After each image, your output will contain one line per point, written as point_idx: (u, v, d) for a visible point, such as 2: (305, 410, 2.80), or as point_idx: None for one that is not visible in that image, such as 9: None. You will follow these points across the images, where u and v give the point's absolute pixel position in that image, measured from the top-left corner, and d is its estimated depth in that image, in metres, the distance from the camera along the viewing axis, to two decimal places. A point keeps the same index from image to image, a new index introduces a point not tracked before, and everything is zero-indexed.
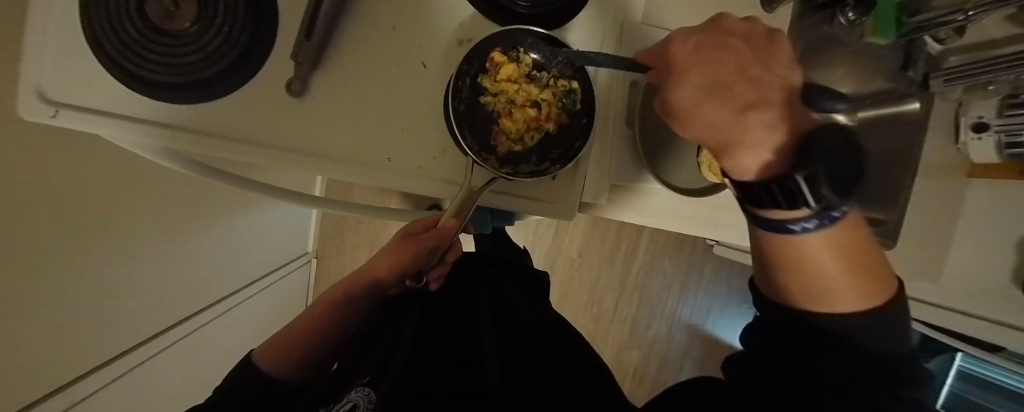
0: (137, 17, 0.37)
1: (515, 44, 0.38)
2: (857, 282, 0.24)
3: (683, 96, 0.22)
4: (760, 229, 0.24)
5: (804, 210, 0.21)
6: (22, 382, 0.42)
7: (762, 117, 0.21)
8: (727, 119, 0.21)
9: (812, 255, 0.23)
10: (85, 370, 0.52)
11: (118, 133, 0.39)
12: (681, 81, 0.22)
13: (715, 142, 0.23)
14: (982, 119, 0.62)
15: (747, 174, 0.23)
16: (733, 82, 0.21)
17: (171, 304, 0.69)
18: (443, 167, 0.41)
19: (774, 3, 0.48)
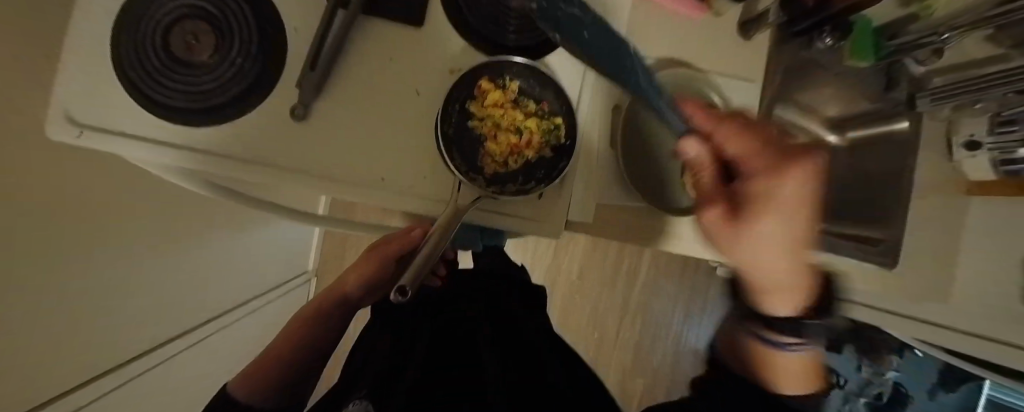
0: (163, 50, 0.41)
1: (501, 73, 0.41)
2: (806, 381, 0.31)
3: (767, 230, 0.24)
4: (765, 339, 0.30)
5: (803, 339, 0.29)
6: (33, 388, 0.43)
7: (797, 279, 0.27)
8: (786, 253, 0.25)
9: (788, 361, 0.30)
10: (81, 380, 0.51)
11: (134, 153, 0.42)
12: (769, 220, 0.24)
13: (761, 278, 0.27)
14: (975, 137, 0.67)
15: (783, 308, 0.28)
16: (799, 242, 0.25)
17: (170, 308, 0.71)
18: (433, 186, 0.43)
19: (750, 31, 0.52)
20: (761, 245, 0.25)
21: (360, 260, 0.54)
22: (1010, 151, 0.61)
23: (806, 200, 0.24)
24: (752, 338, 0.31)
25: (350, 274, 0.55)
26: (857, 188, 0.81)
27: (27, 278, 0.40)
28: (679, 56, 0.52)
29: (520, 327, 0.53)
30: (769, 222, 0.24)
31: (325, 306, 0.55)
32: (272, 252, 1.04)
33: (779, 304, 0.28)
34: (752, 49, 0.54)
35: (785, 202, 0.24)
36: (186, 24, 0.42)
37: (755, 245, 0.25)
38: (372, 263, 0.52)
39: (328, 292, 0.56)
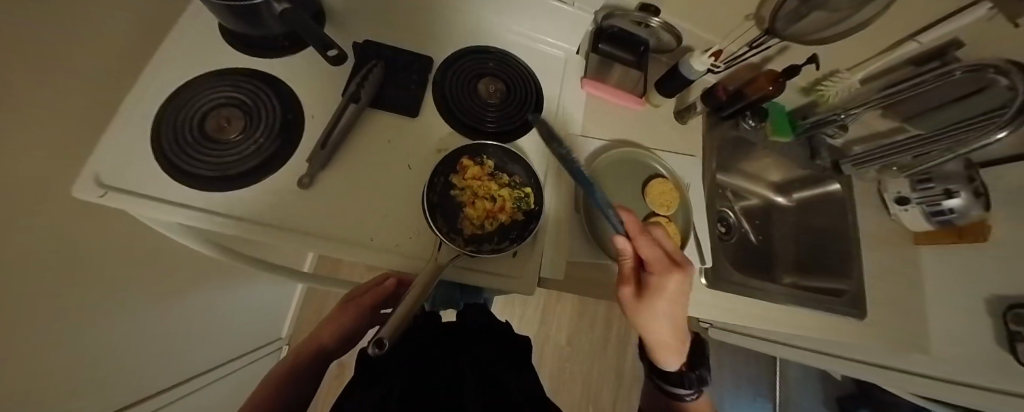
0: (199, 131, 0.50)
1: (479, 154, 0.51)
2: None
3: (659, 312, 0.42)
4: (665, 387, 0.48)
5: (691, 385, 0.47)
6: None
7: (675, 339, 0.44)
8: (668, 323, 0.43)
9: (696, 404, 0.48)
10: None
11: (143, 210, 0.45)
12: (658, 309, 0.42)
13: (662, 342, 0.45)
14: (903, 194, 0.80)
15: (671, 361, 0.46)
16: (674, 320, 0.43)
17: (159, 365, 0.64)
18: (418, 245, 0.49)
19: (685, 115, 0.66)
20: (653, 315, 0.42)
21: (333, 314, 0.53)
22: (937, 203, 0.74)
23: (674, 294, 0.41)
24: (655, 378, 0.49)
25: (325, 323, 0.53)
26: (817, 243, 0.86)
27: (31, 328, 0.40)
28: (629, 137, 0.63)
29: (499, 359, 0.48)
30: (659, 308, 0.42)
31: (299, 364, 0.47)
32: (264, 315, 1.03)
33: (671, 362, 0.46)
34: (688, 130, 0.67)
35: (664, 293, 0.41)
36: (222, 111, 0.52)
37: (648, 314, 0.42)
38: (348, 315, 0.52)
39: (298, 348, 0.50)
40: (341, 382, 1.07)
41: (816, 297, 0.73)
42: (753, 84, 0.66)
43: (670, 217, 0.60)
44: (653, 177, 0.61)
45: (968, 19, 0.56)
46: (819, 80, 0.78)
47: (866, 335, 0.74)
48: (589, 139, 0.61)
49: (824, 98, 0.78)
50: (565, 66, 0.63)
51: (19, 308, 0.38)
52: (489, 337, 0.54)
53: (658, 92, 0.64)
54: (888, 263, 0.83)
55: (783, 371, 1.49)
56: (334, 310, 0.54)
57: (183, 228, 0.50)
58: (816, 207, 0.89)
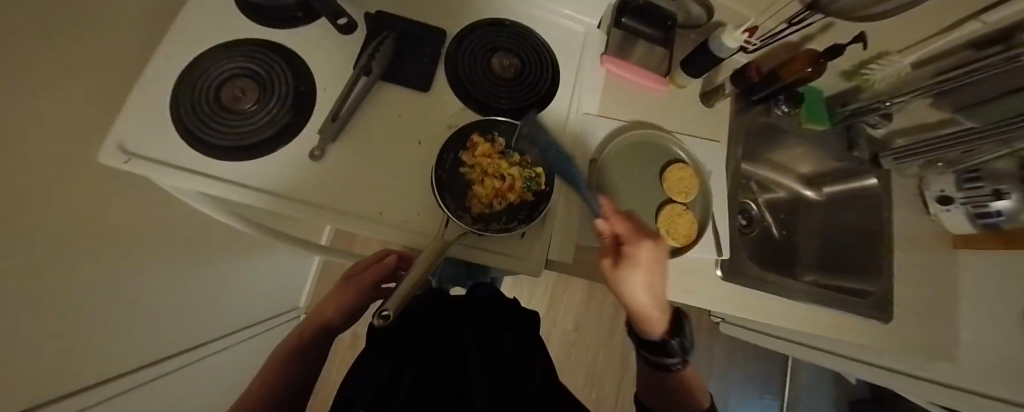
0: (214, 101, 0.50)
1: (491, 131, 0.49)
2: (699, 392, 0.45)
3: (639, 273, 0.40)
4: (650, 364, 0.45)
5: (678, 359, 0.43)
6: (71, 378, 0.44)
7: (657, 303, 0.42)
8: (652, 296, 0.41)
9: (686, 380, 0.44)
10: (108, 375, 0.50)
11: (162, 176, 0.46)
12: (638, 270, 0.40)
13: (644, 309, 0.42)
14: (945, 193, 0.76)
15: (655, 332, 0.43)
16: (654, 283, 0.41)
17: (182, 327, 0.68)
18: (426, 222, 0.49)
19: (710, 99, 0.62)
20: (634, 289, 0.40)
21: (333, 291, 0.53)
22: (983, 204, 0.70)
23: (650, 263, 0.40)
24: (647, 363, 0.45)
25: (326, 299, 0.53)
26: (845, 241, 0.82)
27: (59, 284, 0.42)
28: (649, 119, 0.60)
29: (505, 340, 0.46)
30: (639, 269, 0.40)
31: (304, 342, 0.47)
32: (281, 286, 1.07)
33: (653, 331, 0.43)
34: (714, 114, 0.63)
35: (641, 264, 0.39)
36: (237, 81, 0.52)
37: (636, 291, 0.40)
38: (351, 292, 0.52)
39: (302, 324, 0.50)
40: (357, 351, 1.11)
41: (840, 297, 0.69)
42: (789, 66, 0.61)
43: (687, 205, 0.57)
44: (671, 163, 0.58)
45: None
46: (864, 62, 0.71)
47: (891, 339, 0.70)
48: (606, 121, 0.58)
49: (869, 84, 0.73)
50: (585, 43, 0.60)
51: (47, 265, 0.40)
52: (499, 316, 0.53)
53: (683, 72, 0.60)
54: (922, 265, 0.78)
55: (795, 371, 1.46)
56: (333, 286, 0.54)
57: (203, 197, 0.52)
58: (847, 203, 0.84)
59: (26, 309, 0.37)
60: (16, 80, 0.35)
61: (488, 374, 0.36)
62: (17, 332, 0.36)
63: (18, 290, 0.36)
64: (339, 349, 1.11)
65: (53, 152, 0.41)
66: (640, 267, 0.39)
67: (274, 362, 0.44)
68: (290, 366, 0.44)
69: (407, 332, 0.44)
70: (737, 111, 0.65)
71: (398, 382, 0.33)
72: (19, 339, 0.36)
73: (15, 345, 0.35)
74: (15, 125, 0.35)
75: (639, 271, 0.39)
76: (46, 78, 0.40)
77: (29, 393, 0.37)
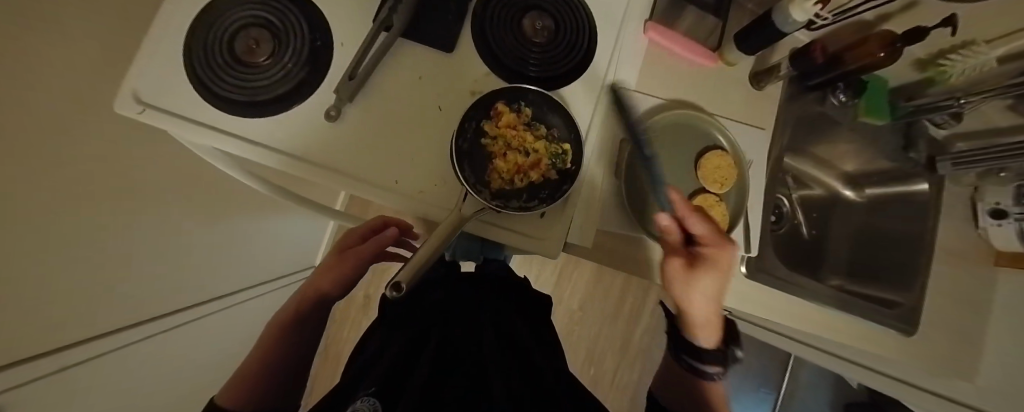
0: (227, 51, 0.47)
1: (517, 100, 0.45)
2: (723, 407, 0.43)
3: (711, 273, 0.38)
4: (688, 368, 0.43)
5: (717, 367, 0.41)
6: (79, 326, 0.45)
7: (715, 309, 0.40)
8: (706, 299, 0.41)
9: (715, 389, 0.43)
10: (114, 328, 0.52)
11: (178, 130, 0.45)
12: (710, 269, 0.38)
13: (703, 311, 0.39)
14: (1000, 205, 0.69)
15: (704, 336, 0.41)
16: (721, 287, 0.39)
17: (186, 283, 0.69)
18: (441, 194, 0.46)
19: (761, 82, 0.56)
20: (693, 290, 0.38)
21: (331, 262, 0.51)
22: None
23: (723, 268, 0.38)
24: (682, 364, 0.44)
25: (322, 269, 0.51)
26: (880, 248, 0.77)
27: (67, 236, 0.42)
28: (690, 98, 0.55)
29: (515, 327, 0.45)
30: (712, 269, 0.38)
31: (303, 313, 0.46)
32: (295, 245, 1.08)
33: (704, 333, 0.41)
34: (761, 97, 0.58)
35: (713, 264, 0.38)
36: (250, 31, 0.48)
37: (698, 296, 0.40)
38: (349, 263, 0.50)
39: (301, 292, 0.48)
40: (368, 311, 1.14)
41: (867, 307, 0.65)
42: (856, 49, 0.54)
43: (721, 197, 0.52)
44: (709, 150, 0.53)
45: None
46: (946, 52, 0.63)
47: (908, 354, 0.67)
48: (642, 97, 0.53)
49: (945, 77, 0.63)
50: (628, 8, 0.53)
51: (56, 217, 0.40)
52: (508, 296, 0.53)
53: (735, 49, 0.53)
54: (957, 282, 0.73)
55: (795, 370, 1.44)
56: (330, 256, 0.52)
57: (219, 154, 0.51)
58: (890, 207, 0.78)
59: (32, 261, 0.37)
60: (21, 21, 0.33)
61: (501, 366, 0.35)
62: (26, 285, 0.36)
63: (25, 243, 0.36)
64: (351, 308, 1.14)
65: (63, 99, 0.40)
66: (713, 266, 0.38)
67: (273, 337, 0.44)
68: (288, 340, 0.44)
69: (411, 311, 0.43)
70: (787, 96, 0.59)
71: (409, 368, 0.32)
72: (27, 289, 0.36)
73: (25, 297, 0.36)
74: (20, 73, 0.33)
75: (712, 270, 0.38)
76: (52, 19, 0.37)
77: (39, 337, 0.38)
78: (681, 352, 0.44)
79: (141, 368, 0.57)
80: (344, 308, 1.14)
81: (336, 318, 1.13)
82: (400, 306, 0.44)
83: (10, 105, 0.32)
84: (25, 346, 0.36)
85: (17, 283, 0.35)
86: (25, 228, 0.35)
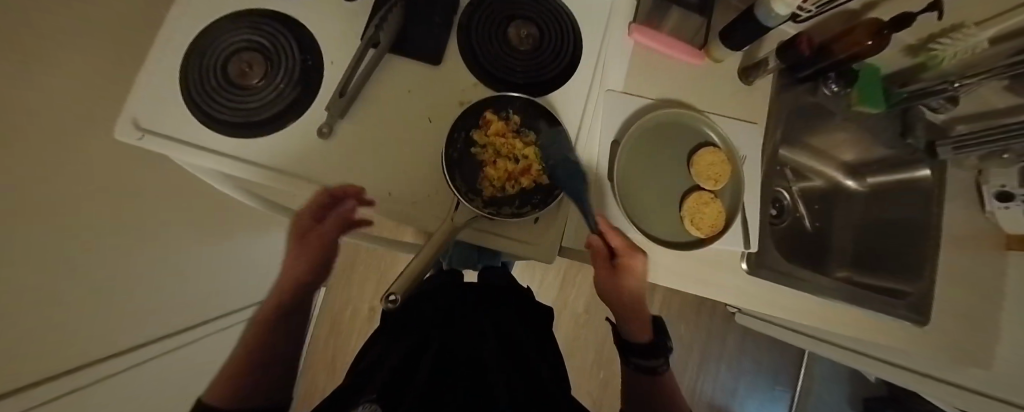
0: (222, 75, 0.48)
1: (506, 108, 0.46)
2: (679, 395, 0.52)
3: (638, 278, 0.47)
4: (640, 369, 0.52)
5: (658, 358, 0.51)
6: (76, 354, 0.46)
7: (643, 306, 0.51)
8: (626, 296, 0.50)
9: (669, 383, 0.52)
10: (110, 353, 0.52)
11: (177, 154, 0.46)
12: (637, 276, 0.46)
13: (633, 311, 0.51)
14: (1006, 188, 0.69)
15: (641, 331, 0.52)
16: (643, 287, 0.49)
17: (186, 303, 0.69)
18: (434, 203, 0.47)
19: (750, 76, 0.56)
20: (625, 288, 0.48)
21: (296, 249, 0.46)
22: None
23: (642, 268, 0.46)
24: (633, 368, 0.52)
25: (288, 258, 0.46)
26: (885, 236, 0.76)
27: (65, 264, 0.43)
28: (680, 96, 0.55)
29: (514, 330, 0.45)
30: (637, 276, 0.46)
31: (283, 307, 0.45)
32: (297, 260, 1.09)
33: (641, 329, 0.53)
34: (752, 92, 0.58)
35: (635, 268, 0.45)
36: (244, 54, 0.49)
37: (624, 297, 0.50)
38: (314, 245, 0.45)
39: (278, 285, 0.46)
40: (372, 324, 1.14)
41: (875, 298, 0.64)
42: (843, 39, 0.54)
43: (715, 194, 0.52)
44: (702, 146, 0.53)
45: None
46: (936, 36, 0.63)
47: (919, 344, 0.65)
48: (632, 98, 0.53)
49: (937, 61, 0.62)
50: (612, 10, 0.54)
51: (53, 245, 0.41)
52: (508, 299, 0.53)
53: (722, 45, 0.53)
54: (969, 268, 0.71)
55: (810, 366, 1.41)
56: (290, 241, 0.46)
57: (217, 174, 0.52)
58: (893, 194, 0.77)
59: (28, 291, 0.37)
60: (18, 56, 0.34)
61: (504, 368, 0.36)
62: (20, 315, 0.36)
63: (20, 273, 0.36)
64: (356, 322, 1.14)
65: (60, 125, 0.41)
66: (637, 272, 0.46)
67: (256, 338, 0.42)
68: (272, 343, 0.43)
69: (411, 315, 0.43)
70: (779, 89, 0.59)
71: (409, 375, 0.32)
72: (23, 319, 0.37)
73: (20, 327, 0.36)
74: (12, 105, 0.34)
75: (638, 276, 0.46)
76: (52, 54, 0.39)
77: (39, 366, 0.39)
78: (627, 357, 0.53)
79: (138, 392, 0.57)
80: (350, 320, 1.14)
81: (341, 332, 1.13)
82: (400, 312, 0.44)
83: (11, 130, 0.33)
84: (21, 376, 0.36)
85: (14, 312, 0.35)
86: (21, 258, 0.36)
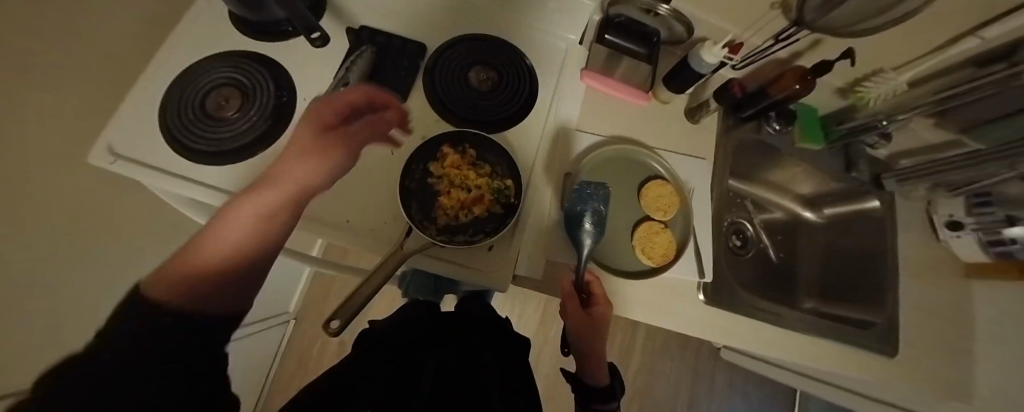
0: (199, 107, 0.51)
1: (462, 142, 0.49)
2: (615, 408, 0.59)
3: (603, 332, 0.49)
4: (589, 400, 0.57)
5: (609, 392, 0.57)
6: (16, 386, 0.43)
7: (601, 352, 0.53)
8: (590, 342, 0.51)
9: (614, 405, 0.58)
10: None
11: (147, 179, 0.48)
12: (603, 330, 0.49)
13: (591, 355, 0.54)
14: (955, 217, 0.71)
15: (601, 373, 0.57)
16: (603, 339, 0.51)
17: None
18: (392, 231, 0.48)
19: (696, 115, 0.61)
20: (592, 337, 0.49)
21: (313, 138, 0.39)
22: (997, 230, 0.66)
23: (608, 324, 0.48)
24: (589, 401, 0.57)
25: (305, 139, 0.39)
26: (846, 265, 0.78)
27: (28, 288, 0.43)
28: (632, 132, 0.59)
29: (489, 345, 0.51)
30: (605, 330, 0.49)
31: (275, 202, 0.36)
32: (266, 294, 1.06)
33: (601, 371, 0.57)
34: (702, 129, 0.62)
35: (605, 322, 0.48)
36: (223, 89, 0.53)
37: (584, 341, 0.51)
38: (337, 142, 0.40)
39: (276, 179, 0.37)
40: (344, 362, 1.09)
41: (838, 327, 0.65)
42: (777, 82, 0.60)
43: (666, 224, 0.55)
44: (651, 179, 0.57)
45: (965, 48, 0.55)
46: (859, 79, 0.69)
47: (898, 376, 0.65)
48: (585, 135, 0.57)
49: (864, 102, 0.70)
50: (566, 57, 0.59)
51: (16, 270, 0.41)
52: (496, 330, 0.55)
53: (667, 87, 0.59)
54: (937, 296, 0.72)
55: (803, 404, 1.37)
56: (314, 124, 0.40)
57: (186, 200, 0.53)
58: (850, 225, 0.80)
59: None
60: None
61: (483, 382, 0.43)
62: None
63: None
64: (327, 359, 1.09)
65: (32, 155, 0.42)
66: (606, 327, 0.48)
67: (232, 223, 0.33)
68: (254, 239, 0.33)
69: (399, 333, 0.48)
70: (726, 127, 0.64)
71: (406, 391, 0.39)
72: None
73: None
74: None
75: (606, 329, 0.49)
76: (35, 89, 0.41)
77: None
78: (581, 386, 0.59)
79: None
80: (319, 356, 1.09)
81: (311, 370, 1.08)
82: (389, 330, 0.48)
83: None
84: None
85: None
86: None
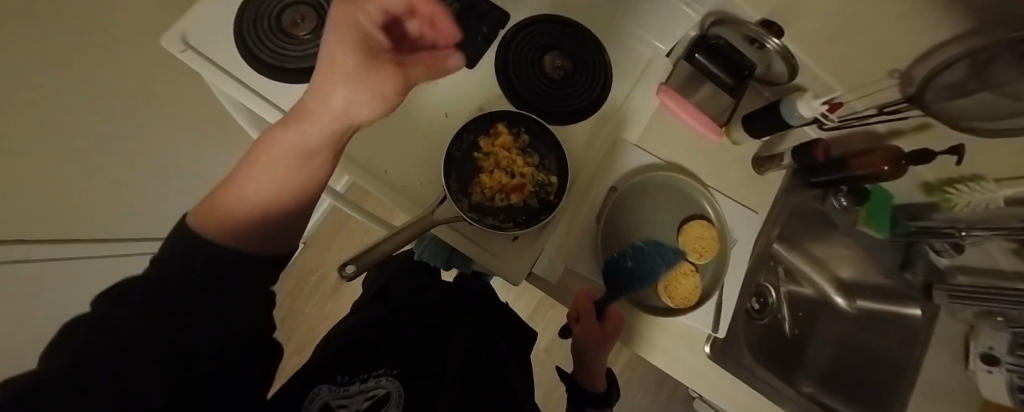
0: (274, 18, 0.50)
1: (517, 125, 0.47)
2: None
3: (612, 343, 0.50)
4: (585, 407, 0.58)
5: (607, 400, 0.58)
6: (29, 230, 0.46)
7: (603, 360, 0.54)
8: (595, 350, 0.52)
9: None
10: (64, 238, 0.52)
11: (212, 76, 0.48)
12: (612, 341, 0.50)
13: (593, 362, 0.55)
14: (993, 351, 0.65)
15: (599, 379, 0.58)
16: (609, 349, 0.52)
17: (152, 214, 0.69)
18: (425, 194, 0.47)
19: (764, 167, 0.57)
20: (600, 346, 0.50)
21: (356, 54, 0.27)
22: None
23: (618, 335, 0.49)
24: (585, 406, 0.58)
25: (338, 67, 0.26)
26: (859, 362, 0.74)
27: None
28: (688, 165, 0.56)
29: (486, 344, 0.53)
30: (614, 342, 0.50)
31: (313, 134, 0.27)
32: None
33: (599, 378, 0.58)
34: (762, 182, 0.58)
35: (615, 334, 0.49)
36: (300, 7, 0.52)
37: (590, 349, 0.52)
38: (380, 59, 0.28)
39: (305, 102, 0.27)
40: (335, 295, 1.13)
41: None
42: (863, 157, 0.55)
43: (697, 267, 0.52)
44: (694, 217, 0.54)
45: None
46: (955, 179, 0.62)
47: None
48: (643, 152, 0.53)
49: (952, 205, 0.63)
50: (646, 67, 0.54)
51: None
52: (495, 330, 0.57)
53: (741, 128, 0.55)
54: None
55: None
56: (348, 47, 0.26)
57: (240, 106, 0.54)
58: (881, 325, 0.75)
59: None
60: None
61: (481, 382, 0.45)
62: None
63: None
64: (321, 288, 1.13)
65: None
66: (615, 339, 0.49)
67: (273, 177, 0.26)
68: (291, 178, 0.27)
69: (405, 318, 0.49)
70: (790, 187, 0.60)
71: None
72: None
73: None
74: None
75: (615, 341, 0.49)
76: None
77: None
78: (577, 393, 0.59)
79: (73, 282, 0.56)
80: (315, 283, 1.13)
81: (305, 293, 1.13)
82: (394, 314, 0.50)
83: None
84: None
85: None
86: None
